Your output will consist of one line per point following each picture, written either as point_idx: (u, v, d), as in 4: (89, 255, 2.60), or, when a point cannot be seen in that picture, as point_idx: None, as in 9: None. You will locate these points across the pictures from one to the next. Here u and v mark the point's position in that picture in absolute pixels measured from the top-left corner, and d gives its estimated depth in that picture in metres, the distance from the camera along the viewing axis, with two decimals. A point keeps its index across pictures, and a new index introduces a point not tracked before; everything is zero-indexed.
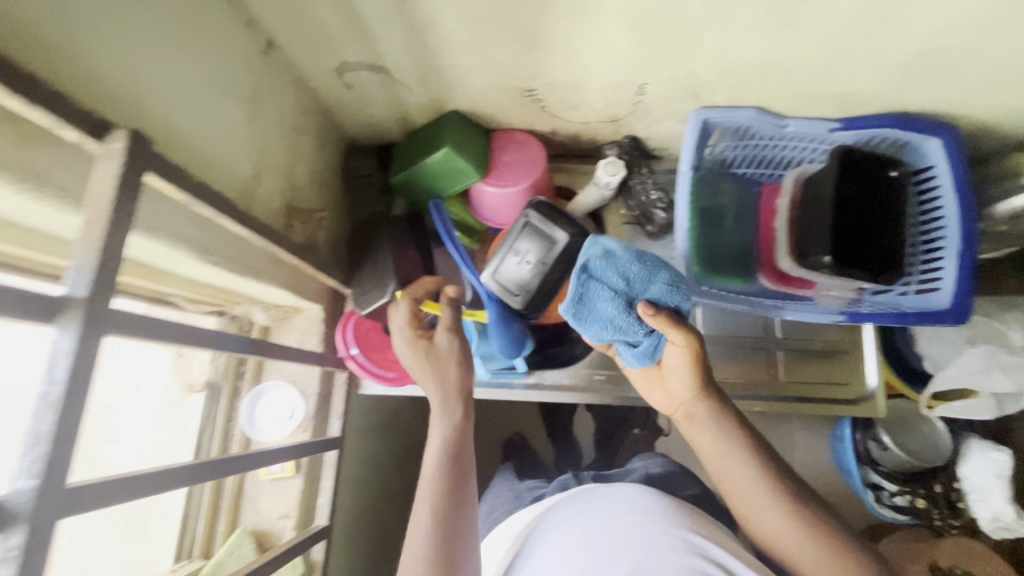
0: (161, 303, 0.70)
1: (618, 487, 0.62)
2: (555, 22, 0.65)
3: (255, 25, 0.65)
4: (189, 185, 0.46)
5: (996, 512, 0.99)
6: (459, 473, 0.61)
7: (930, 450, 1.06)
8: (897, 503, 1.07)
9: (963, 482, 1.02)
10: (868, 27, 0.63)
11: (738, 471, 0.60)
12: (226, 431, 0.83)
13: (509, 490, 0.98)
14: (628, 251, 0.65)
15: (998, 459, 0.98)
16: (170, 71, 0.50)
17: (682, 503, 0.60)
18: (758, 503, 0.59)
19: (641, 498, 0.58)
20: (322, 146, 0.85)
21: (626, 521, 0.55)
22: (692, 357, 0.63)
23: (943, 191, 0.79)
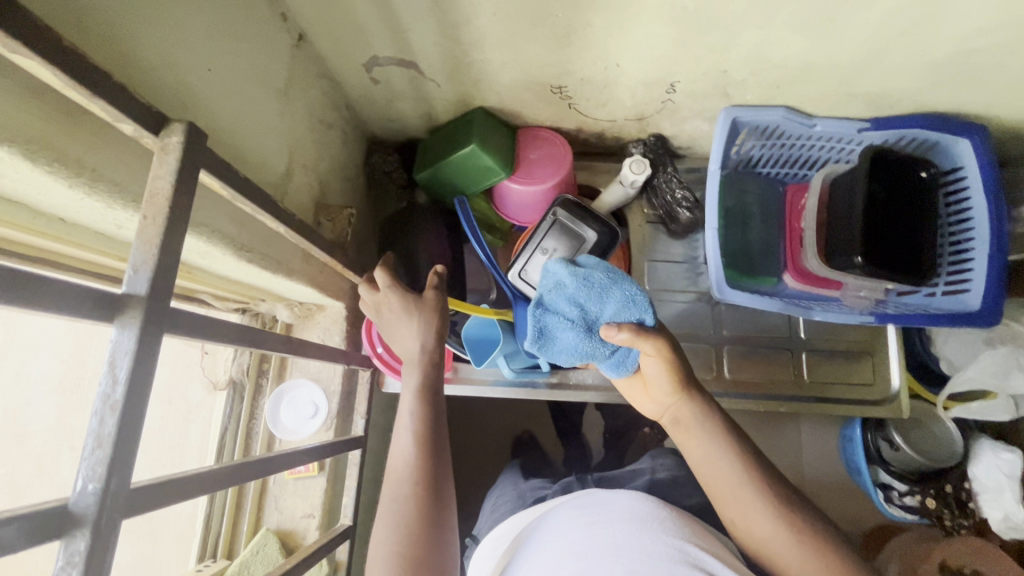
0: (188, 300, 0.69)
1: (615, 494, 0.60)
2: (592, 19, 0.64)
3: (289, 18, 0.64)
4: (235, 180, 0.45)
5: (1007, 512, 0.98)
6: (436, 424, 0.59)
7: (942, 449, 1.05)
8: (908, 503, 1.06)
9: (974, 482, 1.03)
10: (909, 26, 0.62)
11: (725, 473, 0.56)
12: (248, 429, 0.83)
13: (514, 490, 0.96)
14: (576, 277, 0.63)
15: (1009, 459, 0.99)
16: (212, 62, 0.49)
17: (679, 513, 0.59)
18: (746, 505, 0.54)
19: (636, 505, 0.57)
20: (346, 141, 0.84)
21: (622, 530, 0.53)
22: (668, 362, 0.59)
23: (972, 193, 0.79)
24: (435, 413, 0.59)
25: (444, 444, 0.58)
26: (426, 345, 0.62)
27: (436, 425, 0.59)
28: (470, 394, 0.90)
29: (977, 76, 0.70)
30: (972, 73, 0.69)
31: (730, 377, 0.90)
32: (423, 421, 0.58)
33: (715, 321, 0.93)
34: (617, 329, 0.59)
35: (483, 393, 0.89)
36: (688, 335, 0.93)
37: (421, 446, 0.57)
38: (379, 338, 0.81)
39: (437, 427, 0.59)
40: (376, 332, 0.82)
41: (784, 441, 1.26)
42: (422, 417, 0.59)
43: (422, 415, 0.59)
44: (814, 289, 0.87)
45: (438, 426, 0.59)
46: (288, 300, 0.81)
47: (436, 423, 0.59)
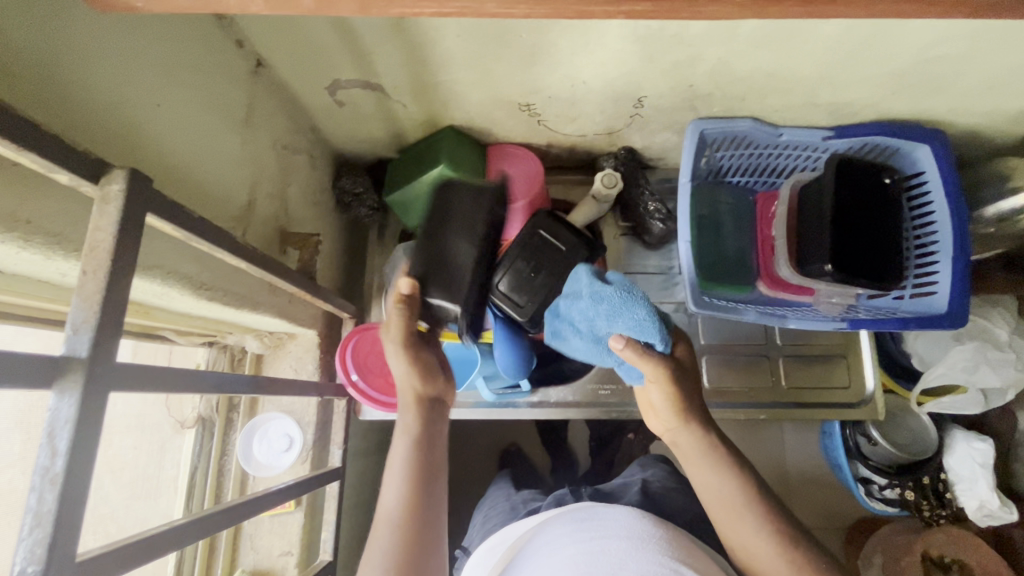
0: (148, 338, 0.66)
1: (609, 509, 0.59)
2: (557, 38, 0.64)
3: (245, 44, 0.62)
4: (187, 221, 0.43)
5: (982, 501, 1.02)
6: (433, 468, 0.57)
7: (918, 442, 1.06)
8: (888, 496, 1.08)
9: (949, 472, 1.06)
10: (866, 39, 0.63)
11: (729, 499, 0.56)
12: (219, 467, 0.79)
13: (505, 500, 0.95)
14: (590, 292, 0.61)
15: (981, 448, 1.02)
16: (162, 98, 0.47)
17: (667, 525, 0.58)
18: (752, 532, 0.54)
19: (636, 522, 0.55)
20: (313, 165, 0.82)
21: (618, 549, 0.52)
22: (677, 383, 0.60)
23: (935, 198, 0.81)
24: (431, 454, 0.58)
25: (438, 485, 0.57)
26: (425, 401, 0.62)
27: (431, 466, 0.57)
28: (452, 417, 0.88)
29: (934, 83, 0.71)
30: (930, 80, 0.71)
31: (710, 388, 0.91)
32: (419, 459, 0.57)
33: (693, 330, 0.93)
34: (623, 344, 0.59)
35: (464, 416, 0.87)
36: None
37: (414, 487, 0.55)
38: (353, 366, 0.80)
39: (432, 468, 0.57)
40: (349, 360, 0.81)
41: (767, 441, 1.27)
42: (417, 456, 0.57)
43: (417, 454, 0.57)
44: (788, 297, 0.88)
45: (434, 467, 0.57)
46: (257, 330, 0.79)
47: (432, 466, 0.57)
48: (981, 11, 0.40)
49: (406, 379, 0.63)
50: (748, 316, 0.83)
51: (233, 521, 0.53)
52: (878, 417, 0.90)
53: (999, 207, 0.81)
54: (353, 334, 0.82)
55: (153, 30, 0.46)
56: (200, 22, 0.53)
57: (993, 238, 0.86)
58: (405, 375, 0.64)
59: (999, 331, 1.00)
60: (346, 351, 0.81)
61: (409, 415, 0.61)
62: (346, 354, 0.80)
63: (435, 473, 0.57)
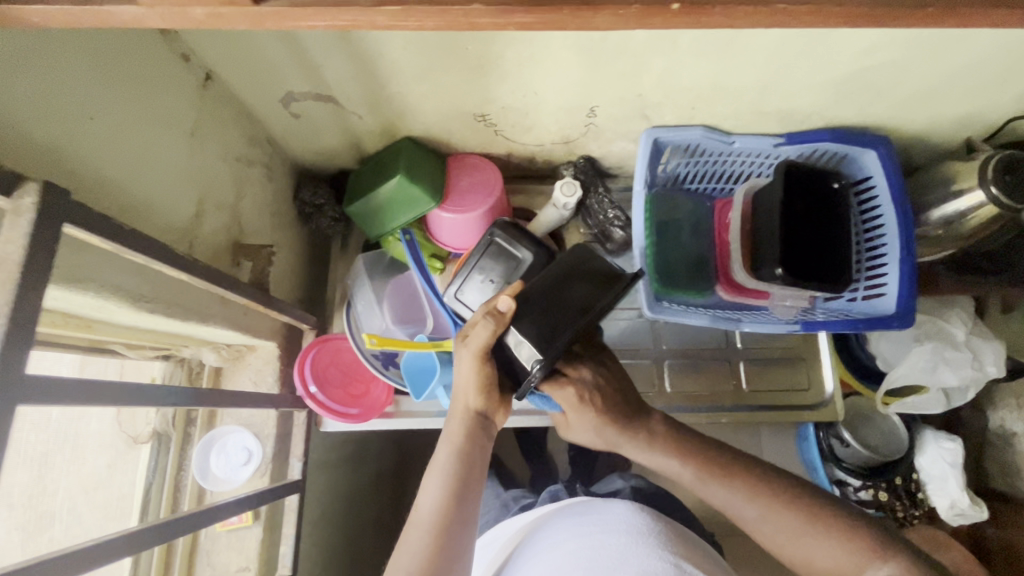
0: (98, 352, 0.66)
1: (610, 502, 0.72)
2: (503, 50, 0.65)
3: (193, 58, 0.62)
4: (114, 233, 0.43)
5: (952, 500, 1.06)
6: (469, 475, 0.64)
7: (888, 442, 1.09)
8: (862, 498, 1.08)
9: (922, 473, 1.08)
10: (800, 49, 0.65)
11: (703, 479, 0.66)
12: (176, 482, 0.78)
13: (496, 496, 1.06)
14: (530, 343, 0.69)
15: (952, 448, 1.06)
16: (97, 113, 0.48)
17: (660, 516, 0.71)
18: (738, 505, 0.64)
19: (634, 515, 0.68)
20: (272, 177, 0.82)
21: (619, 542, 0.64)
22: (573, 409, 0.70)
23: (882, 201, 0.83)
24: (469, 466, 0.64)
25: (472, 496, 0.63)
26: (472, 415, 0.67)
27: (468, 477, 0.63)
28: (414, 426, 0.88)
29: (874, 91, 0.73)
30: (869, 88, 0.73)
31: (671, 392, 0.92)
32: (456, 471, 0.63)
33: (654, 335, 0.94)
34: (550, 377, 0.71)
35: (426, 426, 0.87)
36: (629, 352, 0.93)
37: (448, 495, 0.62)
38: (311, 377, 0.80)
39: (469, 481, 0.63)
40: (308, 371, 0.81)
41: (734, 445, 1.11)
42: (456, 466, 0.64)
43: (457, 466, 0.64)
44: (744, 301, 0.90)
45: (470, 480, 0.63)
46: (214, 343, 0.78)
47: (469, 473, 0.64)
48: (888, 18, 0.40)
49: (466, 391, 0.67)
50: (702, 321, 0.85)
51: (145, 545, 0.54)
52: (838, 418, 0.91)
53: (943, 210, 0.83)
54: (312, 345, 0.82)
55: (87, 43, 0.47)
56: (142, 38, 0.54)
57: (941, 239, 0.87)
58: (468, 387, 0.66)
59: (956, 331, 1.03)
60: (304, 362, 0.82)
61: (457, 428, 0.66)
62: (304, 366, 0.81)
63: (469, 484, 0.63)
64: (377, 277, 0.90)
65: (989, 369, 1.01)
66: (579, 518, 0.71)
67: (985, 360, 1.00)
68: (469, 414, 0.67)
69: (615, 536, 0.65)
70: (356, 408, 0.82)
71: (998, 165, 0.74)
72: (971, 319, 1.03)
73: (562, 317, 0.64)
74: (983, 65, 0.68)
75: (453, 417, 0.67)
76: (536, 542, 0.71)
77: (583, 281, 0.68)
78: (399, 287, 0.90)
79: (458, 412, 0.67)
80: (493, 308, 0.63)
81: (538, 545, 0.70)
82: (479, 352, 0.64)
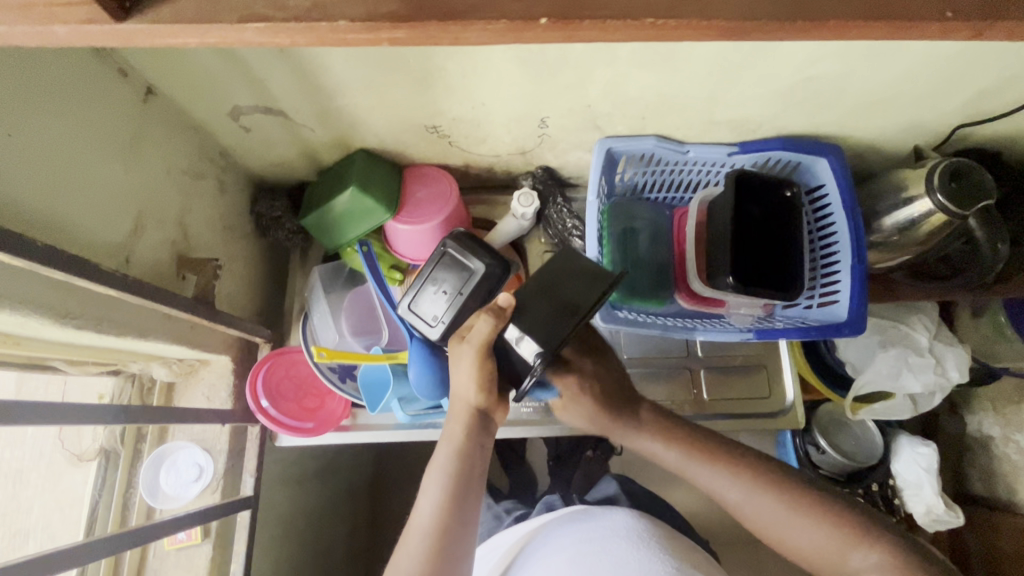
0: (35, 369, 0.65)
1: (609, 510, 0.74)
2: (444, 63, 0.65)
3: (132, 73, 0.62)
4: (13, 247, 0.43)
5: (929, 506, 1.05)
6: (469, 476, 0.63)
7: (863, 450, 1.08)
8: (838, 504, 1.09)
9: (897, 478, 1.08)
10: (739, 62, 0.66)
11: (687, 460, 0.65)
12: (124, 500, 0.77)
13: (489, 508, 1.04)
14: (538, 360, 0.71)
15: (925, 453, 1.04)
16: (13, 131, 0.48)
17: (659, 525, 0.72)
18: (723, 489, 0.63)
19: (634, 523, 0.70)
20: (225, 190, 0.82)
21: (619, 548, 0.66)
22: (570, 395, 0.68)
23: (835, 209, 0.84)
24: (468, 470, 0.63)
25: (472, 499, 0.63)
26: (473, 415, 0.65)
27: (467, 481, 0.63)
28: (373, 439, 0.87)
29: (821, 100, 0.74)
30: (814, 97, 0.73)
31: None
32: (456, 475, 0.63)
33: (614, 345, 0.94)
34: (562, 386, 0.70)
35: (384, 439, 0.86)
36: None
37: (447, 500, 0.62)
38: (264, 392, 0.80)
39: (468, 484, 0.63)
40: (260, 386, 0.80)
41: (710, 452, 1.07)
42: (456, 469, 0.63)
43: (455, 469, 0.63)
44: (703, 309, 0.90)
45: (469, 483, 0.63)
46: (163, 358, 0.76)
47: (470, 474, 0.63)
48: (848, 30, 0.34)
49: (465, 389, 0.64)
50: (654, 331, 0.86)
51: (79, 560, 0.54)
52: (798, 426, 0.91)
53: (896, 217, 0.84)
54: (266, 359, 0.82)
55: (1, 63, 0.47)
56: (70, 54, 0.54)
57: (897, 244, 0.86)
58: (468, 387, 0.63)
59: (920, 337, 1.02)
60: (257, 377, 0.81)
61: (457, 427, 0.64)
62: (257, 380, 0.80)
63: (468, 487, 0.63)
64: (335, 288, 0.90)
65: (952, 374, 1.01)
66: (582, 521, 0.73)
67: (948, 366, 1.00)
68: (470, 413, 0.64)
69: (615, 541, 0.67)
70: (311, 422, 0.82)
71: (944, 170, 0.75)
72: (936, 325, 1.04)
73: (551, 320, 0.64)
74: (921, 75, 0.68)
75: (454, 416, 0.65)
76: (541, 543, 0.73)
77: (575, 282, 0.67)
78: (357, 300, 0.89)
79: (457, 409, 0.65)
80: (494, 305, 0.63)
81: (540, 544, 0.73)
82: (481, 352, 0.62)
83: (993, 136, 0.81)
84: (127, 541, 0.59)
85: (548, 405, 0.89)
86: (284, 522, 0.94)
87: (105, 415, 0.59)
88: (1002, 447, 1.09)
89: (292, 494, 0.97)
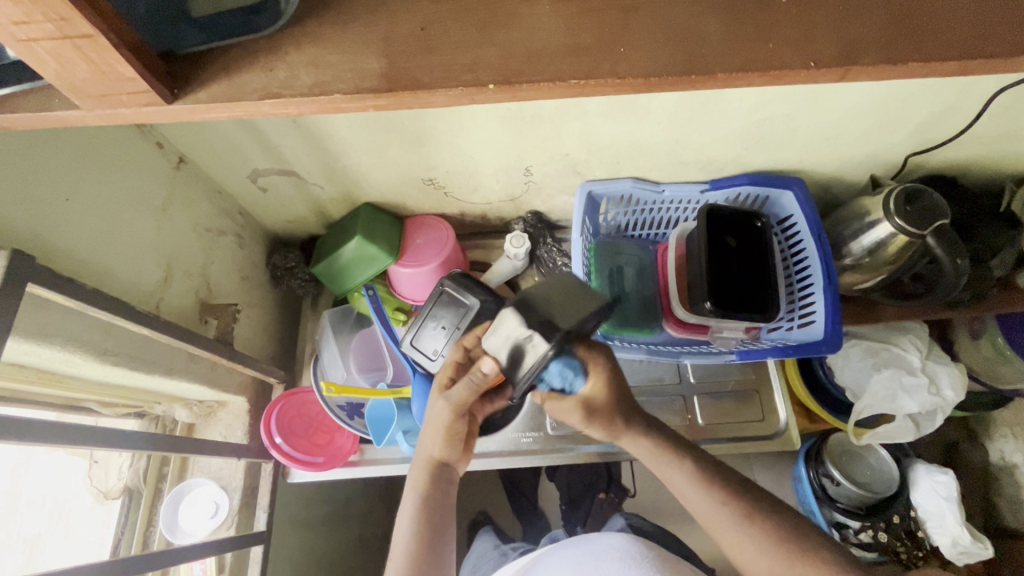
0: (71, 409, 0.72)
1: (604, 535, 0.75)
2: (434, 124, 0.74)
3: (166, 145, 0.73)
4: (67, 289, 0.51)
5: (953, 537, 1.01)
6: (439, 521, 0.66)
7: (879, 480, 1.05)
8: (863, 540, 1.04)
9: (919, 510, 1.05)
10: (695, 111, 0.74)
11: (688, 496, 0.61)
12: (144, 538, 0.81)
13: (495, 547, 1.04)
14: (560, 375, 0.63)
15: (944, 482, 1.02)
16: (71, 195, 0.57)
17: (660, 547, 0.73)
18: None
19: (627, 543, 0.72)
20: (244, 244, 0.90)
21: (612, 567, 0.68)
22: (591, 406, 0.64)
23: (804, 236, 0.90)
24: (438, 511, 0.66)
25: (443, 540, 0.65)
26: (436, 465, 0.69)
27: (438, 525, 0.65)
28: (380, 474, 0.91)
29: (777, 140, 0.82)
30: (770, 138, 0.81)
31: None
32: (426, 517, 0.65)
33: None
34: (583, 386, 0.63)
35: (391, 473, 0.90)
36: None
37: (418, 541, 0.64)
38: (277, 430, 0.85)
39: (438, 527, 0.65)
40: (274, 424, 0.85)
41: None
42: (426, 513, 0.65)
43: (422, 511, 0.66)
44: (690, 336, 0.95)
45: (438, 523, 0.65)
46: (185, 399, 0.83)
47: (439, 519, 0.66)
48: (769, 77, 0.41)
49: (430, 441, 0.69)
50: (640, 355, 0.90)
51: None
52: (793, 446, 0.94)
53: (862, 242, 0.89)
54: (279, 399, 0.87)
55: (63, 141, 0.57)
56: (117, 132, 0.64)
57: (869, 266, 0.90)
58: (433, 437, 0.68)
59: (911, 357, 1.00)
60: (271, 416, 0.86)
61: (420, 477, 0.69)
62: (270, 420, 0.85)
63: (437, 527, 0.65)
64: (343, 330, 0.97)
65: (947, 393, 0.97)
66: (578, 547, 0.74)
67: (942, 384, 0.98)
68: (433, 461, 0.69)
69: (610, 564, 0.69)
70: (321, 456, 0.86)
71: (898, 197, 0.82)
72: (926, 344, 1.01)
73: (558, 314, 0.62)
74: (862, 115, 0.76)
75: (418, 467, 0.69)
76: (538, 569, 0.75)
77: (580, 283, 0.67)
78: (364, 341, 0.97)
79: (422, 460, 0.70)
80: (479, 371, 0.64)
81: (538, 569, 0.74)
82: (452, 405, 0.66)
83: (945, 163, 0.87)
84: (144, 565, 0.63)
85: (548, 435, 0.93)
86: (295, 564, 0.95)
87: (134, 446, 0.64)
88: None
89: (303, 537, 0.98)
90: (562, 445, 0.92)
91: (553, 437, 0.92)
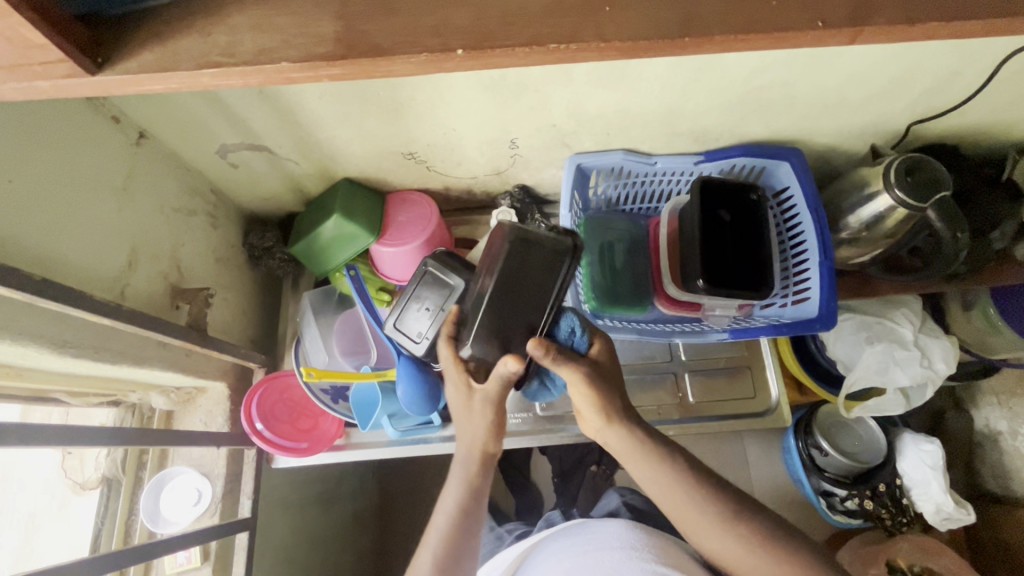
0: (38, 400, 0.69)
1: (600, 524, 0.74)
2: (412, 94, 0.70)
3: (123, 119, 0.67)
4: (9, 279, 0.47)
5: (938, 504, 1.00)
6: (473, 518, 0.63)
7: (866, 449, 1.04)
8: (849, 508, 1.03)
9: (904, 478, 1.03)
10: (690, 78, 0.70)
11: (676, 483, 0.59)
12: (125, 528, 0.79)
13: (490, 530, 1.03)
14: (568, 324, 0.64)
15: (930, 450, 1.00)
16: (17, 179, 0.53)
17: (657, 534, 0.72)
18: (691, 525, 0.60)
19: (625, 534, 0.70)
20: (217, 224, 0.86)
21: (611, 559, 0.66)
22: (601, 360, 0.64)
23: (801, 209, 0.87)
24: (476, 509, 0.64)
25: (477, 530, 0.64)
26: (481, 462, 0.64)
27: (471, 520, 0.63)
28: (367, 457, 0.90)
29: (775, 109, 0.77)
30: (767, 107, 0.77)
31: None
32: (464, 513, 0.63)
33: None
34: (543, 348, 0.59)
35: (378, 456, 0.88)
36: None
37: (455, 534, 0.62)
38: (258, 415, 0.82)
39: (474, 520, 0.63)
40: (254, 410, 0.83)
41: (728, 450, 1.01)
42: (465, 510, 0.63)
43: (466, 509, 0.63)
44: (682, 314, 0.93)
45: (476, 518, 0.63)
46: (160, 387, 0.80)
47: (474, 515, 0.63)
48: (773, 38, 0.37)
49: (477, 433, 0.64)
50: (630, 335, 0.88)
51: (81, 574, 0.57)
52: (785, 424, 0.93)
53: (860, 214, 0.86)
54: (260, 384, 0.85)
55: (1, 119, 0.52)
56: (63, 105, 0.59)
57: (867, 240, 0.87)
58: (478, 432, 0.64)
59: (904, 330, 0.98)
60: (251, 401, 0.84)
61: (472, 470, 0.64)
62: (251, 404, 0.83)
63: (475, 523, 0.63)
64: (325, 312, 0.94)
65: (938, 366, 0.96)
66: (575, 535, 0.74)
67: (934, 357, 0.96)
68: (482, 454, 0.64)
69: (607, 554, 0.68)
70: (305, 441, 0.84)
71: (899, 168, 0.78)
72: (919, 317, 0.99)
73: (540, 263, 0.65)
74: (864, 81, 0.71)
75: (466, 457, 0.65)
76: (535, 558, 0.74)
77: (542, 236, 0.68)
78: (347, 323, 0.94)
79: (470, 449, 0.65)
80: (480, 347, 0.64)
81: (535, 559, 0.74)
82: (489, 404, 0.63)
83: (948, 131, 0.84)
84: (125, 560, 0.62)
85: (538, 416, 0.91)
86: (285, 547, 0.95)
87: (103, 439, 0.62)
88: (1011, 441, 1.07)
89: (291, 519, 0.97)
90: (552, 426, 0.91)
91: (543, 418, 0.91)
